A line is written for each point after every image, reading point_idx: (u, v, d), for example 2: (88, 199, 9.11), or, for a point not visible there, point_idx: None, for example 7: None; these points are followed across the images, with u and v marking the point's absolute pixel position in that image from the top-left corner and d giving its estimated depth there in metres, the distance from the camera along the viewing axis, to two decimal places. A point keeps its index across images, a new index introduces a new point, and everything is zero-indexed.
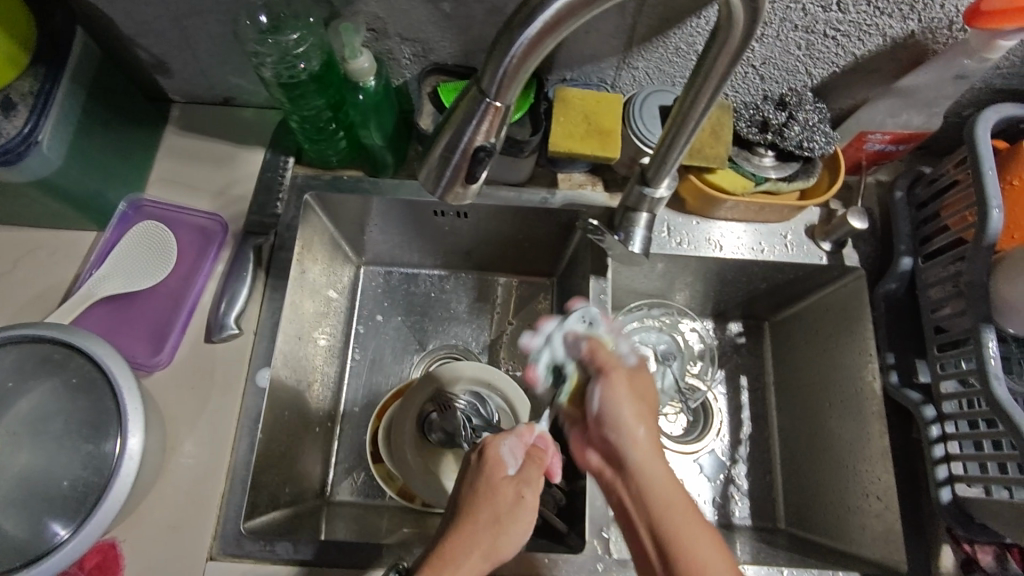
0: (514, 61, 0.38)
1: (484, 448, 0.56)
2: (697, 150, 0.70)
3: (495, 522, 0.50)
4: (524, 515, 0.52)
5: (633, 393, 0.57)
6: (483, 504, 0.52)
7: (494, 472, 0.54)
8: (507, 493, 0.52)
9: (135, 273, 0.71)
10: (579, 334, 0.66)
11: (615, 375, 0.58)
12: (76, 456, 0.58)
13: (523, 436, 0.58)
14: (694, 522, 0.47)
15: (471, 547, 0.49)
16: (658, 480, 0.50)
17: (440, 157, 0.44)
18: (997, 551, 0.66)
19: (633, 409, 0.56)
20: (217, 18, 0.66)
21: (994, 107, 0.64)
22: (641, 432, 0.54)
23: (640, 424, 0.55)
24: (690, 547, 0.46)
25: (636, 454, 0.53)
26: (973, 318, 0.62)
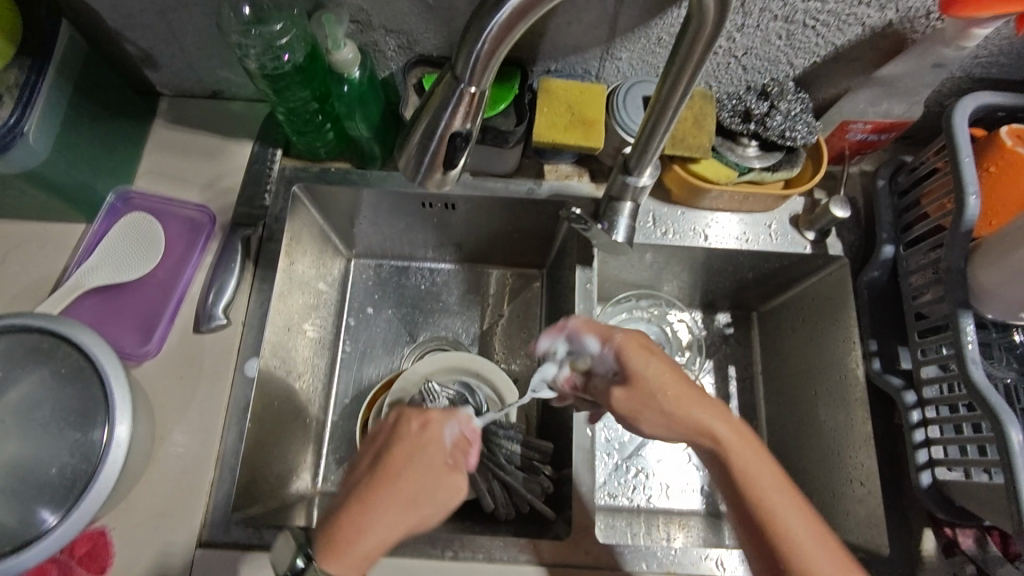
0: (486, 47, 0.39)
1: (426, 424, 0.55)
2: (680, 139, 0.70)
3: (419, 502, 0.52)
4: (453, 500, 0.53)
5: (658, 373, 0.58)
6: (409, 481, 0.52)
7: (431, 451, 0.54)
8: (438, 478, 0.53)
9: (123, 264, 0.72)
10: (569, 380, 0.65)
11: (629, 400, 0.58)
12: (63, 444, 0.58)
13: (469, 420, 0.57)
14: (772, 479, 0.52)
15: (385, 524, 0.50)
16: (729, 438, 0.54)
17: (418, 143, 0.45)
18: (978, 534, 0.68)
19: (666, 384, 0.57)
20: (203, 10, 0.67)
21: (971, 95, 0.64)
22: (698, 400, 0.56)
23: (688, 390, 0.57)
24: (775, 497, 0.51)
25: (706, 422, 0.55)
26: (952, 304, 0.62)
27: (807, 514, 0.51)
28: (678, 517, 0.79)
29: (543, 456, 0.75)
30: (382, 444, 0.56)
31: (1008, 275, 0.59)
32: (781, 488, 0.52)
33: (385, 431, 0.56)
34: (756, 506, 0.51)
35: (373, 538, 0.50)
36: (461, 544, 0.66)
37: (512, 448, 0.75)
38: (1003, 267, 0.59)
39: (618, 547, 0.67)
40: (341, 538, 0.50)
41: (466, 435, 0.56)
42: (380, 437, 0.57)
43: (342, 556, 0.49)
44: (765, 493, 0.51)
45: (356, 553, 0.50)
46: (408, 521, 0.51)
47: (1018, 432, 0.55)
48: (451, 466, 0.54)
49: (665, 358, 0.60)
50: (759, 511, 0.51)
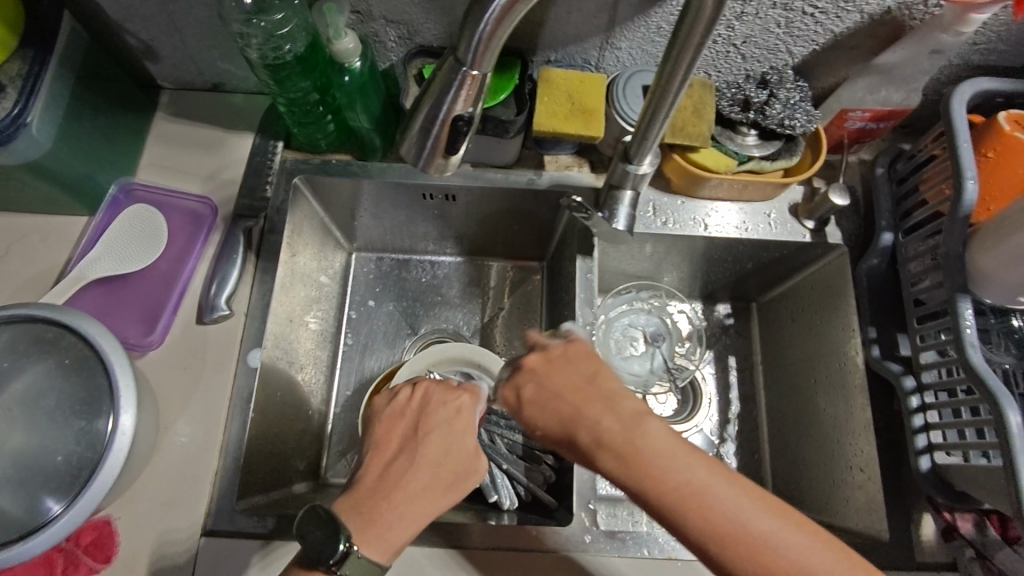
0: (488, 28, 0.39)
1: (460, 407, 0.57)
2: (679, 128, 0.71)
3: (452, 482, 0.53)
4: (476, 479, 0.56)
5: (547, 403, 0.51)
6: (441, 463, 0.54)
7: (466, 433, 0.56)
8: (470, 458, 0.55)
9: (125, 257, 0.72)
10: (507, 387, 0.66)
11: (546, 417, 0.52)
12: (68, 432, 0.59)
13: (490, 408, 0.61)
14: (683, 461, 0.46)
15: (423, 505, 0.51)
16: (623, 447, 0.47)
17: (421, 128, 0.45)
18: (977, 519, 0.66)
19: (560, 413, 0.50)
20: (203, 1, 0.67)
21: (969, 81, 0.65)
22: (591, 416, 0.49)
23: (582, 405, 0.50)
24: (696, 501, 0.45)
25: (603, 453, 0.48)
26: (950, 289, 0.63)
27: (735, 499, 0.45)
28: None
29: (545, 446, 0.77)
30: (411, 424, 0.56)
31: (1007, 258, 0.59)
32: (697, 479, 0.46)
33: (413, 410, 0.57)
34: (677, 517, 0.45)
35: (409, 521, 0.51)
36: (464, 532, 0.66)
37: (513, 437, 0.78)
38: (1000, 251, 0.59)
39: (619, 534, 0.67)
40: (379, 522, 0.50)
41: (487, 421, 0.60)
42: (405, 415, 0.57)
43: (382, 537, 0.49)
44: (675, 498, 0.45)
45: (391, 536, 0.50)
46: (442, 502, 0.53)
47: (1016, 415, 0.56)
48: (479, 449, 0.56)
49: (563, 368, 0.52)
50: (682, 523, 0.45)
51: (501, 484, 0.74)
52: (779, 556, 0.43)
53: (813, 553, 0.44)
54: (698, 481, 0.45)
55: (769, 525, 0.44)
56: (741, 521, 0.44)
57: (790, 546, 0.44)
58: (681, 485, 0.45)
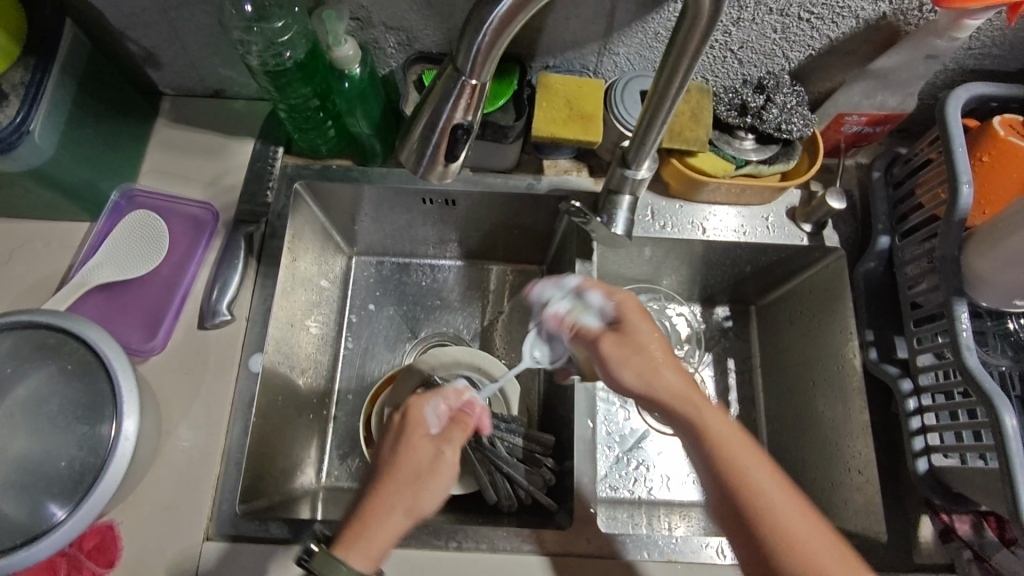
0: (487, 38, 0.40)
1: (406, 414, 0.59)
2: (677, 133, 0.71)
3: (420, 484, 0.55)
4: (444, 469, 0.56)
5: (626, 351, 0.60)
6: (401, 467, 0.56)
7: (416, 433, 0.58)
8: (430, 456, 0.57)
9: (127, 263, 0.72)
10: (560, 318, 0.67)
11: (618, 340, 0.61)
12: (71, 437, 0.59)
13: (448, 404, 0.62)
14: (738, 437, 0.54)
15: (388, 507, 0.53)
16: (684, 400, 0.57)
17: (421, 135, 0.46)
18: (974, 520, 0.68)
19: (637, 361, 0.60)
20: (204, 9, 0.67)
21: (964, 86, 0.65)
22: (663, 372, 0.59)
23: (658, 364, 0.59)
24: (732, 455, 0.53)
25: (665, 397, 0.57)
26: (946, 292, 0.63)
27: (767, 469, 0.52)
28: (680, 509, 0.80)
29: (545, 449, 0.75)
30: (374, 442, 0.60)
31: (1002, 262, 0.59)
32: (738, 443, 0.53)
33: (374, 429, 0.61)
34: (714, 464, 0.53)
35: (389, 526, 0.52)
36: (465, 535, 0.67)
37: (513, 441, 0.76)
38: (996, 255, 0.60)
39: (620, 536, 0.68)
40: (360, 530, 0.52)
41: (450, 415, 0.61)
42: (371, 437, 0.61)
43: (363, 546, 0.51)
44: (717, 447, 0.53)
45: (375, 543, 0.51)
46: (409, 500, 0.54)
47: (1012, 418, 0.56)
48: (439, 445, 0.57)
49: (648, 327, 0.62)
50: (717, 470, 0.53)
51: (501, 487, 0.73)
52: (786, 523, 0.50)
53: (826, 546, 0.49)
54: (739, 443, 0.53)
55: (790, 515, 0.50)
56: (766, 486, 0.51)
57: (802, 534, 0.49)
58: (721, 442, 0.53)
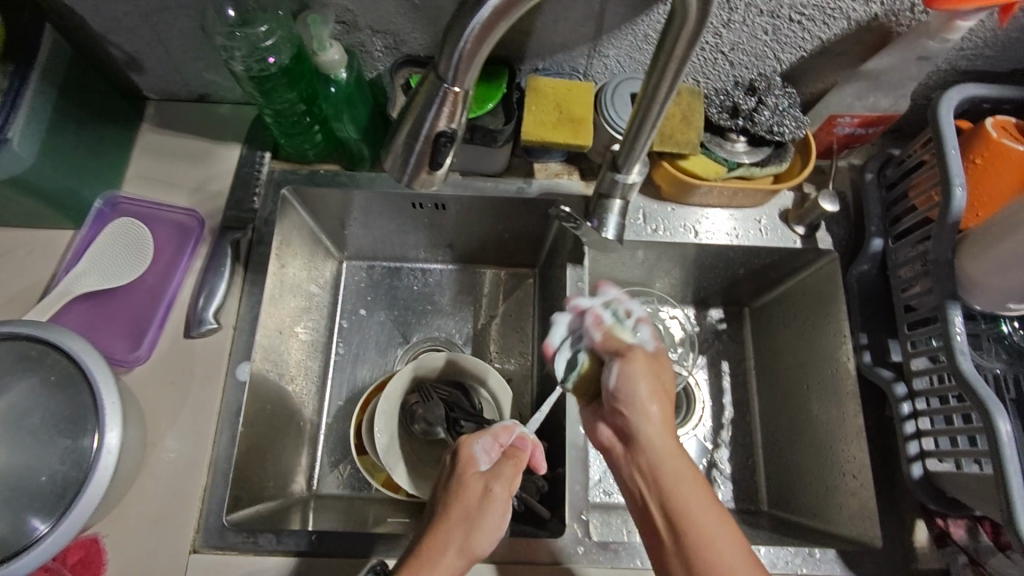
0: (469, 45, 0.39)
1: (457, 455, 0.59)
2: (668, 136, 0.71)
3: (470, 523, 0.54)
4: (494, 507, 0.55)
5: (651, 375, 0.62)
6: (453, 507, 0.55)
7: (467, 472, 0.57)
8: (480, 494, 0.56)
9: (110, 271, 0.71)
10: (600, 317, 0.69)
11: (633, 355, 0.63)
12: (53, 451, 0.58)
13: (494, 439, 0.61)
14: (692, 479, 0.56)
15: (442, 546, 0.53)
16: (657, 438, 0.59)
17: (405, 143, 0.45)
18: (969, 525, 0.68)
19: (647, 384, 0.62)
20: (187, 13, 0.66)
21: (956, 87, 0.65)
22: (654, 407, 0.60)
23: (654, 398, 0.61)
24: (683, 491, 0.55)
25: (646, 428, 0.60)
26: (939, 296, 0.63)
27: (708, 506, 0.54)
28: None
29: None
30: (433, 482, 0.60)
31: (995, 265, 0.59)
32: (689, 481, 0.56)
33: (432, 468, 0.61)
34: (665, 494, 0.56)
35: (444, 567, 0.52)
36: None
37: None
38: (989, 258, 0.59)
39: (612, 544, 0.67)
40: (418, 570, 0.51)
41: (500, 452, 0.60)
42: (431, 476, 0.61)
43: None
44: (670, 478, 0.56)
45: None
46: (461, 539, 0.53)
47: (1006, 423, 0.55)
48: (489, 482, 0.56)
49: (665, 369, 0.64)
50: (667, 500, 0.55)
51: None
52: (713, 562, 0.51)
53: None
54: (694, 481, 0.55)
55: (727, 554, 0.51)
56: (705, 520, 0.53)
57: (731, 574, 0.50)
58: (678, 477, 0.56)
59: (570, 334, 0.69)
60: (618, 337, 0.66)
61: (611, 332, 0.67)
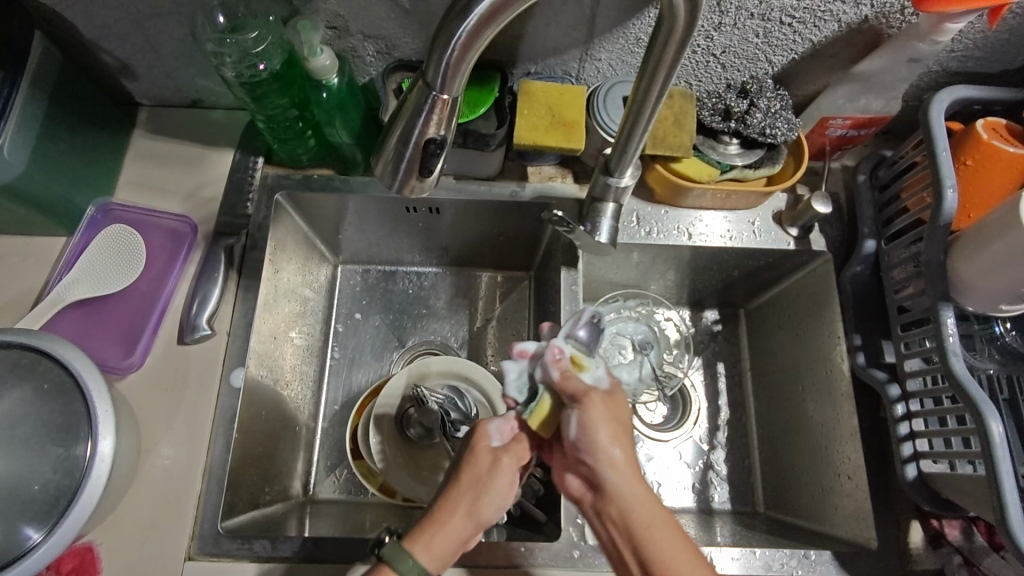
0: (455, 53, 0.39)
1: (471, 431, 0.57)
2: (660, 139, 0.71)
3: (479, 489, 0.53)
4: (503, 478, 0.54)
5: (607, 417, 0.53)
6: (465, 473, 0.54)
7: (478, 443, 0.55)
8: (490, 463, 0.54)
9: (103, 278, 0.71)
10: (559, 352, 0.58)
11: (592, 397, 0.54)
12: (46, 460, 0.58)
13: (516, 416, 0.58)
14: (665, 529, 0.49)
15: (449, 508, 0.52)
16: (625, 487, 0.51)
17: (395, 150, 0.45)
18: (964, 526, 0.68)
19: (608, 431, 0.53)
20: (178, 19, 0.66)
21: (947, 88, 0.65)
22: (621, 453, 0.52)
23: (619, 443, 0.52)
24: (658, 543, 0.49)
25: (612, 478, 0.51)
26: (932, 297, 0.63)
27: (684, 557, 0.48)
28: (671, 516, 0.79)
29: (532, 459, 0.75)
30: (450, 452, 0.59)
31: (989, 266, 0.59)
32: (664, 528, 0.49)
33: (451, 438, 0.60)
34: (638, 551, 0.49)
35: (450, 529, 0.51)
36: None
37: None
38: (981, 260, 0.60)
39: None
40: (427, 530, 0.51)
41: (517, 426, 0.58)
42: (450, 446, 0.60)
43: (427, 543, 0.51)
44: (641, 529, 0.49)
45: (440, 546, 0.51)
46: (468, 505, 0.52)
47: (998, 424, 0.56)
48: (501, 453, 0.55)
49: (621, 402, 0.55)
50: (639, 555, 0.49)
51: None
52: None
53: None
54: (665, 530, 0.49)
55: None
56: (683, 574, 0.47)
57: None
58: (651, 527, 0.49)
59: (529, 380, 0.60)
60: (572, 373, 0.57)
61: (570, 372, 0.57)
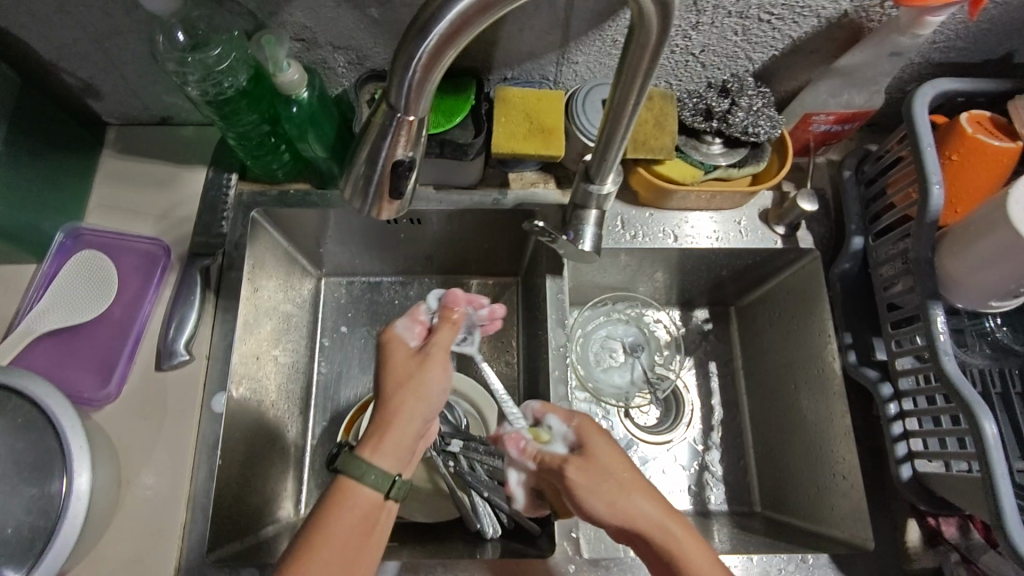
0: (417, 75, 0.37)
1: (382, 343, 0.56)
2: (641, 142, 0.69)
3: (413, 386, 0.53)
4: (434, 370, 0.55)
5: (597, 481, 0.53)
6: (391, 378, 0.54)
7: (395, 343, 0.56)
8: (415, 361, 0.55)
9: (75, 307, 0.70)
10: (519, 437, 0.57)
11: (575, 470, 0.54)
12: (18, 501, 0.56)
13: (423, 318, 0.59)
14: (700, 552, 0.50)
15: (394, 409, 0.52)
16: (649, 526, 0.52)
17: (361, 173, 0.43)
18: (960, 522, 0.68)
19: (606, 494, 0.52)
20: (139, 36, 0.64)
21: (930, 82, 0.64)
22: (637, 499, 0.52)
23: (629, 493, 0.53)
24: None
25: (634, 523, 0.52)
26: (922, 295, 0.62)
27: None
28: None
29: None
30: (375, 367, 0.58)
31: (977, 263, 0.58)
32: (703, 561, 0.50)
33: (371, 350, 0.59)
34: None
35: (401, 426, 0.52)
36: (446, 568, 0.66)
37: (494, 463, 0.73)
38: (969, 257, 0.59)
39: (604, 561, 0.67)
40: (378, 437, 0.52)
41: (423, 325, 0.58)
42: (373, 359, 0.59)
43: (382, 446, 0.51)
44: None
45: (390, 445, 0.51)
46: (411, 402, 0.53)
47: (992, 425, 0.55)
48: (421, 351, 0.56)
49: (611, 449, 0.55)
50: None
51: (484, 512, 0.71)
52: None
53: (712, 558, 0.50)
54: (702, 560, 0.50)
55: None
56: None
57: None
58: (697, 569, 0.50)
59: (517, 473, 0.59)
60: (543, 452, 0.57)
61: (540, 455, 0.57)
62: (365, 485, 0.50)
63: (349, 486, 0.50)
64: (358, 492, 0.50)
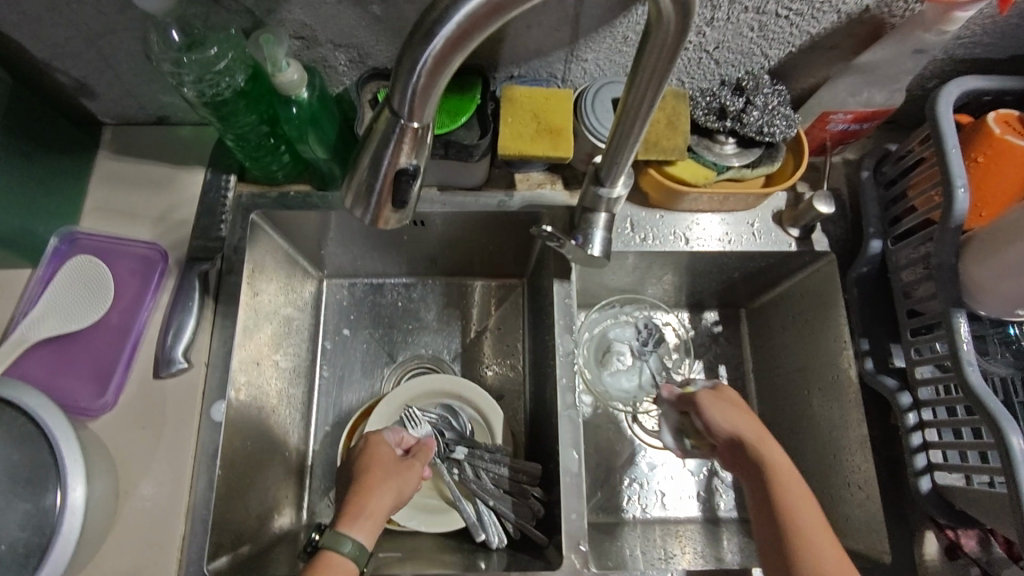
0: (421, 80, 0.35)
1: (370, 441, 0.67)
2: (653, 143, 0.67)
3: (393, 480, 0.63)
4: (412, 476, 0.64)
5: (721, 399, 0.64)
6: (376, 469, 0.63)
7: (383, 444, 0.66)
8: (398, 464, 0.65)
9: (70, 313, 0.68)
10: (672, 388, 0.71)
11: (701, 395, 0.65)
12: (12, 516, 0.54)
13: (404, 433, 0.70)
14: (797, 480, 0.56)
15: (375, 495, 0.60)
16: (755, 440, 0.59)
17: (363, 182, 0.41)
18: (981, 535, 0.66)
19: (727, 408, 0.63)
20: (133, 35, 0.62)
21: (956, 80, 0.61)
22: (744, 418, 0.62)
23: (741, 414, 0.63)
24: (795, 509, 0.54)
25: (740, 431, 0.61)
26: (944, 302, 0.60)
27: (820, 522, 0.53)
28: (676, 526, 0.77)
29: (532, 479, 0.73)
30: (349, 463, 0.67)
31: (1002, 270, 0.56)
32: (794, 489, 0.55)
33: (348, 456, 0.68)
34: (776, 522, 0.54)
35: (378, 505, 0.60)
36: None
37: (499, 471, 0.74)
38: (994, 264, 0.56)
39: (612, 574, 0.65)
40: (356, 514, 0.59)
41: (404, 441, 0.69)
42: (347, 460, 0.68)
43: (363, 523, 0.58)
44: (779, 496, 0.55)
45: (367, 523, 0.58)
46: (388, 493, 0.61)
47: (1019, 439, 0.53)
48: (402, 458, 0.66)
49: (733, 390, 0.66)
50: (780, 526, 0.54)
51: (489, 521, 0.71)
52: (813, 549, 0.52)
53: (805, 499, 0.55)
54: (793, 481, 0.55)
55: (816, 521, 0.54)
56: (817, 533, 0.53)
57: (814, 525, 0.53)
58: (782, 477, 0.56)
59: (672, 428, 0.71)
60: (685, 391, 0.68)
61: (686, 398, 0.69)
62: (344, 555, 0.55)
63: (329, 562, 0.55)
64: (339, 562, 0.55)
